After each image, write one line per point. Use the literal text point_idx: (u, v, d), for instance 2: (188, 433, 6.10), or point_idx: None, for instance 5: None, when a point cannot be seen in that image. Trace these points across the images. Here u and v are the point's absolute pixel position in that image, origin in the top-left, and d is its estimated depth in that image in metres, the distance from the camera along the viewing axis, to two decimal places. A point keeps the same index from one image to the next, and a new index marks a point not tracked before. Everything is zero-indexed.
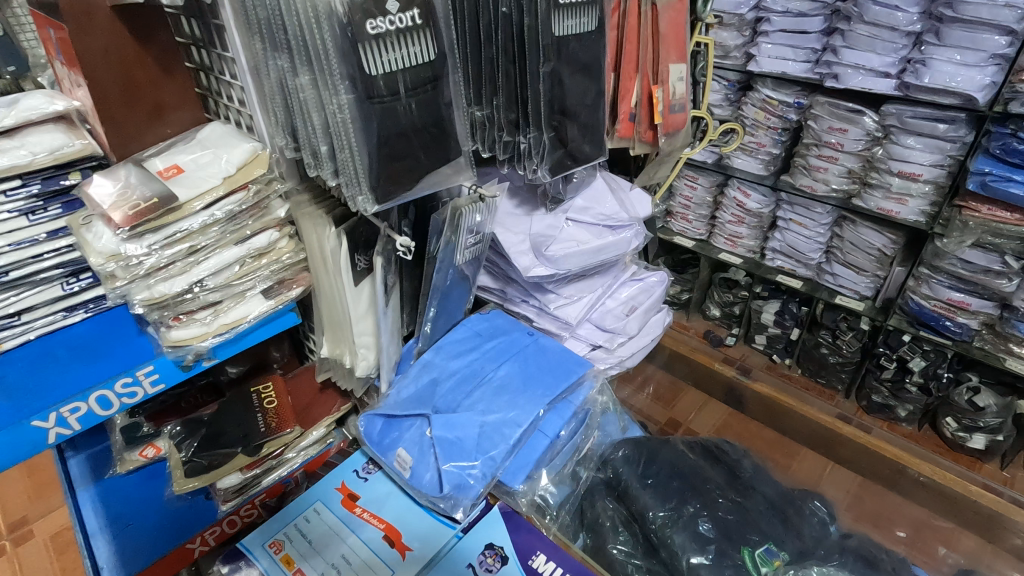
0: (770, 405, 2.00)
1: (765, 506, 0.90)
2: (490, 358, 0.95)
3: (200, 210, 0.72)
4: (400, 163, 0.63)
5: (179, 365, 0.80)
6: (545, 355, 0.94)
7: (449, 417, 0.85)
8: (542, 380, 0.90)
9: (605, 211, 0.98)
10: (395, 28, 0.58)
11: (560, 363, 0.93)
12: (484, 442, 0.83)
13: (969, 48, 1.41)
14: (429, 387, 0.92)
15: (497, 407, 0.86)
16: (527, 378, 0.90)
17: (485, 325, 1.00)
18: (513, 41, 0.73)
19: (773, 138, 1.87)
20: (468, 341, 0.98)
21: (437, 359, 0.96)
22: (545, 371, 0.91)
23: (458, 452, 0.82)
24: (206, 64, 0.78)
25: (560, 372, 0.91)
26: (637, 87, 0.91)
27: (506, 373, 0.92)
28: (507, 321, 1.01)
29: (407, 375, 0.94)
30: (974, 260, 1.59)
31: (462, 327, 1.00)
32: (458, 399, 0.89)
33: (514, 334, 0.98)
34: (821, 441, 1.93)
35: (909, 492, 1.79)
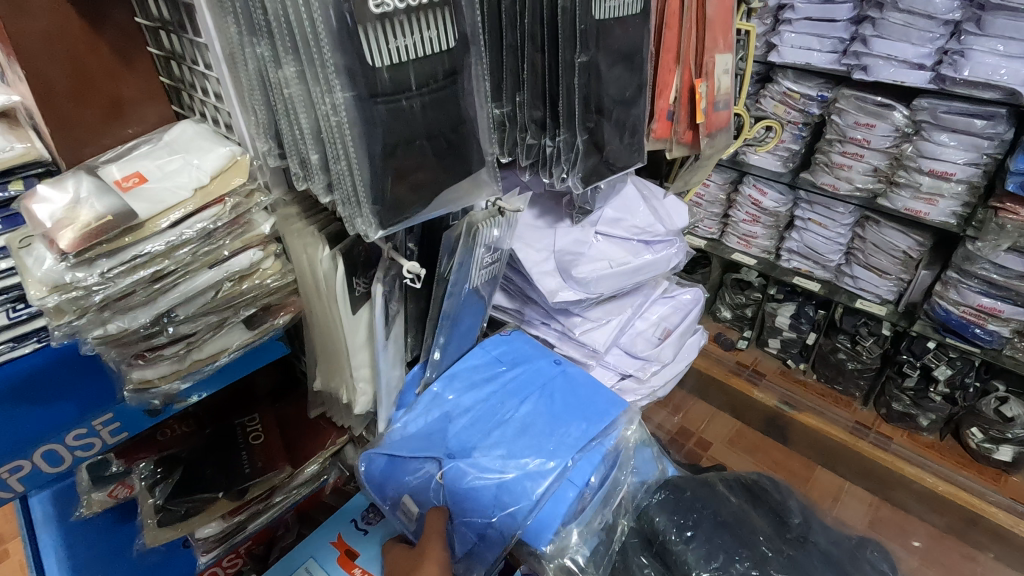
0: (817, 440, 1.84)
1: (819, 561, 0.79)
2: (511, 393, 0.84)
3: (166, 228, 0.59)
4: (411, 177, 0.51)
5: (145, 413, 0.68)
6: (575, 391, 0.83)
7: (463, 464, 0.75)
8: (570, 422, 0.79)
9: (638, 223, 0.88)
10: (405, 7, 0.46)
11: (592, 401, 0.82)
12: (504, 496, 0.72)
13: (1014, 38, 1.29)
14: (441, 422, 0.82)
15: (519, 453, 0.75)
16: (555, 419, 0.80)
17: (504, 348, 0.90)
18: (542, 25, 0.60)
19: (794, 134, 1.75)
20: (484, 370, 0.87)
21: (450, 390, 0.85)
22: (575, 410, 0.81)
23: (473, 507, 0.72)
24: (177, 52, 0.65)
25: (592, 413, 0.80)
26: (677, 81, 0.80)
27: (529, 412, 0.81)
28: (534, 349, 0.90)
29: (416, 405, 0.84)
30: (1010, 265, 1.47)
31: (478, 353, 0.89)
32: (474, 440, 0.78)
33: (538, 362, 0.88)
34: (870, 471, 1.76)
35: (932, 511, 1.69)
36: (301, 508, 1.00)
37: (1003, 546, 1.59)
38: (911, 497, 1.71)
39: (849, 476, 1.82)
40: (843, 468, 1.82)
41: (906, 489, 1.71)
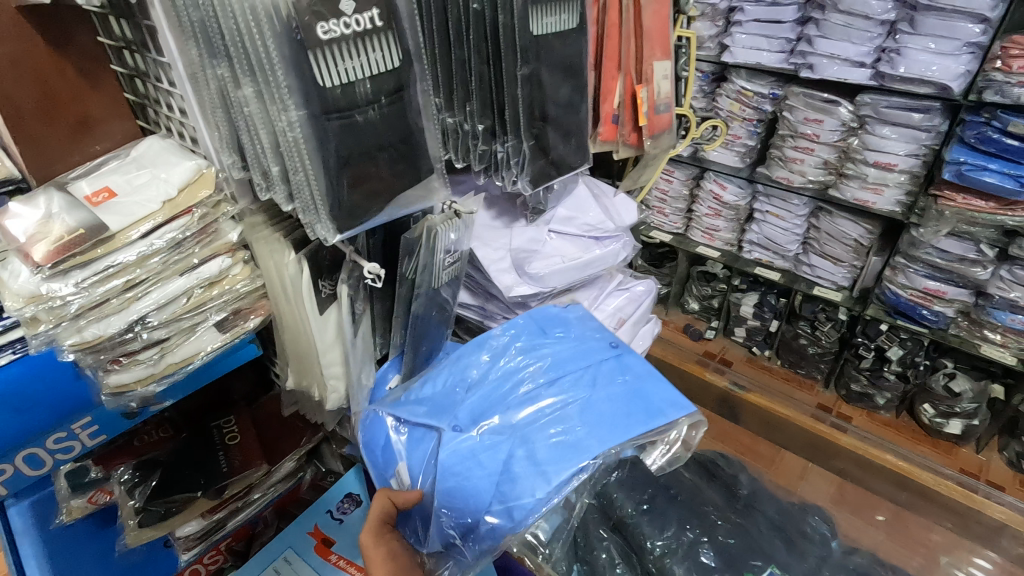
0: (775, 423, 1.94)
1: (767, 526, 0.86)
2: (548, 371, 0.82)
3: (137, 239, 0.63)
4: (368, 184, 0.56)
5: (123, 415, 0.72)
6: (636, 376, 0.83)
7: (475, 446, 0.73)
8: (608, 415, 0.76)
9: (589, 221, 0.93)
10: (351, 32, 0.50)
11: (649, 398, 0.79)
12: (502, 489, 0.70)
13: (944, 36, 1.38)
14: (463, 391, 0.81)
15: (535, 441, 0.73)
16: (588, 409, 0.77)
17: (546, 317, 0.91)
18: (487, 41, 0.66)
19: (749, 130, 1.82)
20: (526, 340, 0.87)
21: (482, 358, 0.85)
22: (617, 405, 0.78)
23: (472, 494, 0.71)
24: (141, 69, 0.69)
25: (648, 410, 0.77)
26: (620, 87, 0.86)
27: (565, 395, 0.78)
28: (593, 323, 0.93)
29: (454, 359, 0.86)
30: (950, 249, 1.58)
31: (523, 321, 0.89)
32: (492, 420, 0.76)
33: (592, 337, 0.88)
34: (820, 448, 1.87)
35: (888, 486, 1.78)
36: (280, 505, 1.04)
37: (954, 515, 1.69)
38: (855, 467, 1.82)
39: (815, 462, 1.90)
40: (804, 450, 1.91)
41: (856, 463, 1.80)
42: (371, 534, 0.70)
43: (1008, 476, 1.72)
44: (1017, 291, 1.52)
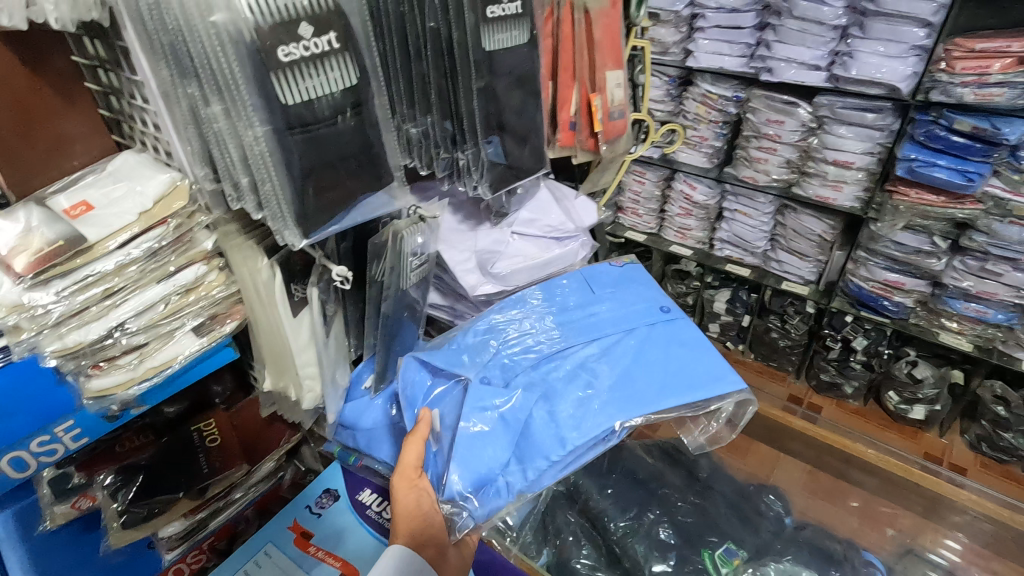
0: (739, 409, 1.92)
1: (723, 505, 0.95)
2: (587, 331, 0.87)
3: (114, 249, 0.66)
4: (331, 192, 0.61)
5: (104, 418, 0.74)
6: (682, 347, 0.85)
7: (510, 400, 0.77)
8: (645, 382, 0.80)
9: (550, 222, 0.98)
10: (309, 54, 0.54)
11: (689, 374, 0.81)
12: (522, 446, 0.74)
13: (891, 40, 1.45)
14: (505, 341, 0.85)
15: (563, 406, 0.77)
16: (626, 373, 0.81)
17: (594, 274, 0.97)
18: (443, 56, 0.71)
19: (715, 132, 1.88)
20: (570, 296, 0.92)
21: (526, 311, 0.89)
22: (652, 376, 0.81)
23: (496, 446, 0.74)
24: (116, 87, 0.72)
25: (684, 386, 0.79)
26: (576, 96, 0.91)
27: (601, 358, 0.83)
28: (645, 284, 0.97)
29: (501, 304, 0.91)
30: (906, 242, 1.65)
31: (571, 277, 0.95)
32: (528, 378, 0.80)
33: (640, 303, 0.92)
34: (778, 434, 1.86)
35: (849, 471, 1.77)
36: (261, 504, 1.08)
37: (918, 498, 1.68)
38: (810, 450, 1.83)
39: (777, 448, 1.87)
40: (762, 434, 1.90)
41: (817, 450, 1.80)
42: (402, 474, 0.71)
43: (970, 458, 1.81)
44: (970, 280, 1.60)
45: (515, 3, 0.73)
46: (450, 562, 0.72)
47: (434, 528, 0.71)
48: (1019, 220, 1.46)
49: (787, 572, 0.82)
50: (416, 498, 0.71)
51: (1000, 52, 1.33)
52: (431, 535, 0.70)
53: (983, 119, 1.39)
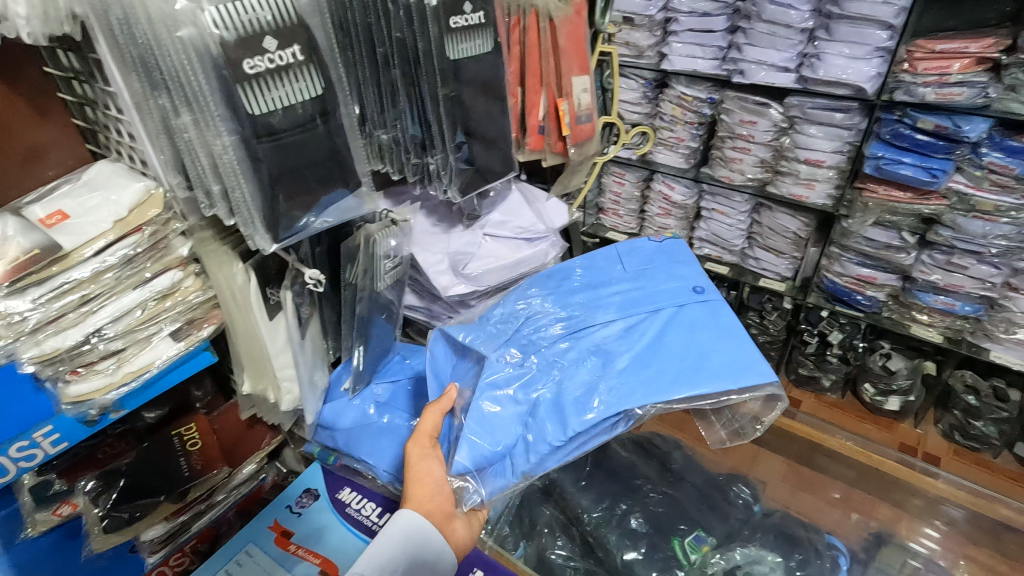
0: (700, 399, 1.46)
1: (694, 494, 0.98)
2: (610, 310, 0.88)
3: (90, 256, 0.67)
4: (298, 198, 0.63)
5: (83, 422, 0.75)
6: (708, 331, 0.83)
7: (526, 378, 0.79)
8: (663, 364, 0.78)
9: (522, 223, 1.02)
10: (274, 66, 0.57)
11: (712, 359, 0.79)
12: (531, 425, 0.74)
13: (856, 42, 1.49)
14: (532, 317, 0.88)
15: (577, 386, 0.77)
16: (645, 354, 0.81)
17: (630, 252, 1.00)
18: (411, 65, 0.73)
19: (691, 133, 1.90)
20: (599, 277, 0.95)
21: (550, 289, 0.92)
22: (673, 359, 0.79)
23: (504, 424, 0.75)
24: (90, 97, 0.73)
25: (705, 370, 0.77)
26: (544, 101, 0.95)
27: (620, 336, 0.84)
28: (680, 267, 0.96)
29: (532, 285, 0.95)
30: (876, 237, 1.68)
31: (602, 257, 0.98)
32: (546, 356, 0.82)
33: (670, 286, 0.91)
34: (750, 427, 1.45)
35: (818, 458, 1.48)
36: (243, 506, 1.09)
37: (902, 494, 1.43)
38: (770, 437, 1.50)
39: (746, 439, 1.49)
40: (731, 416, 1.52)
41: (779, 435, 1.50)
42: (416, 444, 0.77)
43: (944, 447, 1.85)
44: (937, 274, 1.64)
45: (479, 14, 0.77)
46: (457, 531, 0.76)
47: (433, 498, 0.74)
48: (982, 215, 1.49)
49: (752, 557, 0.87)
50: (428, 468, 0.76)
51: (958, 53, 1.37)
52: (438, 506, 0.74)
53: (945, 118, 1.43)
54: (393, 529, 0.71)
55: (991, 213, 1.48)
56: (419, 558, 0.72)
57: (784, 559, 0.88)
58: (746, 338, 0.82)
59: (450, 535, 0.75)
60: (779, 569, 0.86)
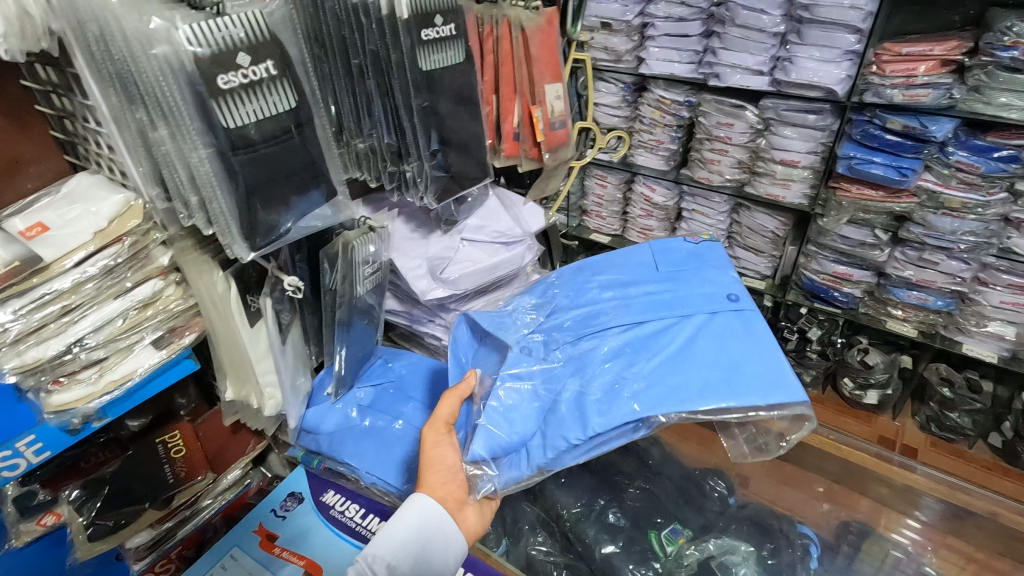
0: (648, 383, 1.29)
1: (670, 488, 1.02)
2: (638, 310, 0.89)
3: (71, 267, 0.69)
4: (274, 207, 0.64)
5: (66, 431, 0.76)
6: (740, 341, 0.81)
7: (550, 372, 0.81)
8: (688, 368, 0.78)
9: (499, 228, 1.05)
10: (247, 81, 0.59)
11: (742, 369, 0.76)
12: (549, 420, 0.76)
13: (825, 45, 1.49)
14: (561, 312, 0.92)
15: (598, 387, 0.78)
16: (671, 357, 0.80)
17: (663, 251, 1.01)
18: (384, 77, 0.76)
19: (671, 135, 1.90)
20: (627, 276, 0.97)
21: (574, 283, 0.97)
22: (702, 366, 0.78)
23: (523, 416, 0.77)
24: (69, 111, 0.75)
25: (734, 382, 0.75)
26: (518, 108, 1.00)
27: (644, 335, 0.85)
28: (716, 272, 0.95)
29: (561, 285, 0.99)
30: (850, 236, 1.72)
31: (633, 255, 1.01)
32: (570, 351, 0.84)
33: (704, 292, 0.90)
34: None
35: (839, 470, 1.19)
36: (229, 511, 1.10)
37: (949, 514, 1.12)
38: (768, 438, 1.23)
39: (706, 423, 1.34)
40: None
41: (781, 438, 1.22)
42: (436, 424, 0.80)
43: (922, 438, 1.87)
44: (910, 269, 1.68)
45: (450, 26, 0.80)
46: (468, 519, 0.78)
47: (445, 485, 0.76)
48: (950, 212, 1.54)
49: (726, 547, 0.91)
50: (441, 455, 0.78)
51: (924, 55, 1.40)
52: (451, 490, 0.77)
53: (913, 118, 1.45)
54: (403, 513, 0.73)
55: (959, 210, 1.52)
56: (431, 541, 0.73)
57: (756, 548, 0.92)
58: (781, 353, 0.79)
59: (461, 522, 0.77)
60: (751, 559, 0.90)
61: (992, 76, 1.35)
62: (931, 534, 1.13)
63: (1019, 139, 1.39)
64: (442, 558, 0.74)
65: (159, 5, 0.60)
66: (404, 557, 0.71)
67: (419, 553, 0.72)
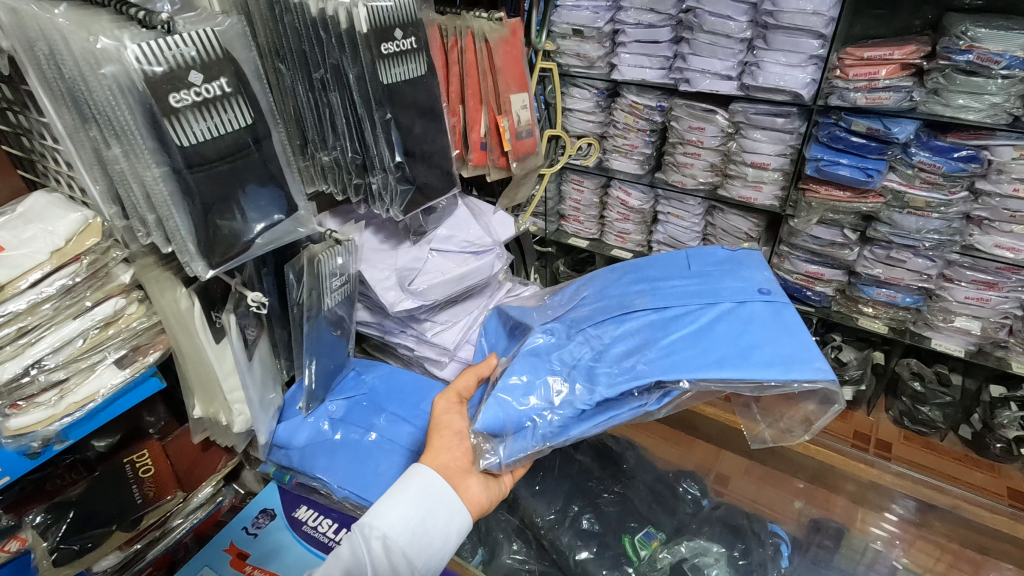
0: None
1: (644, 492, 1.03)
2: (660, 295, 0.89)
3: (26, 288, 0.67)
4: (227, 225, 0.64)
5: (25, 455, 0.74)
6: (763, 328, 0.79)
7: (567, 347, 0.82)
8: (702, 347, 0.77)
9: (468, 238, 1.06)
10: (200, 99, 0.59)
11: (760, 351, 0.75)
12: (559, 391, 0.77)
13: (791, 51, 1.52)
14: (586, 302, 0.93)
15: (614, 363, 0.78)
16: (688, 338, 0.79)
17: (700, 253, 0.99)
18: (347, 91, 0.76)
19: (644, 140, 1.90)
20: (654, 268, 0.97)
21: (599, 281, 0.98)
22: (720, 347, 0.77)
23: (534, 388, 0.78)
24: (24, 127, 0.73)
25: (748, 361, 0.74)
26: (484, 118, 1.05)
27: (663, 317, 0.84)
28: (751, 269, 0.92)
29: (591, 282, 0.99)
30: (822, 236, 1.73)
31: (668, 253, 1.00)
32: (588, 332, 0.85)
33: (734, 285, 0.87)
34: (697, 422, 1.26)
35: (815, 475, 1.22)
36: (200, 529, 1.08)
37: (919, 509, 1.16)
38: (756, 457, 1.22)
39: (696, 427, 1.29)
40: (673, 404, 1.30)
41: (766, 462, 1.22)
42: (449, 392, 0.85)
43: (895, 432, 1.88)
44: (879, 268, 1.70)
45: (411, 39, 0.81)
46: (472, 490, 0.77)
47: (449, 451, 0.78)
48: (915, 211, 1.56)
49: (697, 548, 0.93)
50: (449, 421, 0.81)
51: (884, 59, 1.43)
52: (453, 470, 0.77)
53: (877, 121, 1.48)
54: (402, 488, 0.74)
55: (923, 209, 1.55)
56: (430, 517, 0.73)
57: (728, 549, 0.94)
58: (805, 339, 0.76)
59: (464, 493, 0.77)
60: (723, 560, 0.92)
61: (950, 79, 1.38)
62: (908, 527, 1.15)
63: (976, 139, 1.43)
64: (443, 536, 0.73)
65: (108, 22, 0.59)
66: (402, 530, 0.71)
67: (416, 530, 0.72)
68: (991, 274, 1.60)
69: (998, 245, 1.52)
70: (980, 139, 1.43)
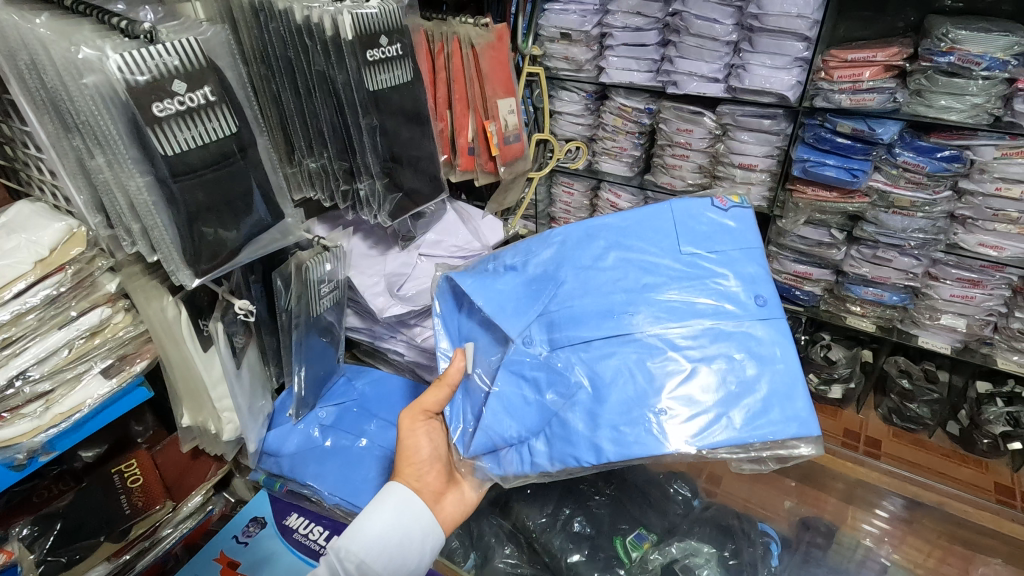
0: None
1: (635, 493, 1.03)
2: (650, 298, 0.77)
3: (9, 299, 0.66)
4: (210, 235, 0.64)
5: (11, 467, 0.72)
6: (763, 364, 0.71)
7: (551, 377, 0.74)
8: (699, 388, 0.70)
9: (456, 242, 1.08)
10: (185, 108, 0.59)
11: (761, 400, 0.69)
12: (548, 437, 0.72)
13: (777, 53, 1.53)
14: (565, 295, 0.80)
15: (607, 407, 0.71)
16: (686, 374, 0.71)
17: (693, 220, 0.82)
18: (333, 97, 0.76)
19: (633, 142, 1.91)
20: (639, 245, 0.82)
21: (576, 258, 0.82)
22: (718, 390, 0.70)
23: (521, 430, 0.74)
24: (6, 135, 0.73)
25: (748, 415, 0.68)
26: (471, 123, 1.06)
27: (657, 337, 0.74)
28: (747, 259, 0.80)
29: (567, 255, 0.83)
30: (809, 236, 1.75)
31: (655, 216, 0.83)
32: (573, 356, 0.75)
33: (731, 290, 0.77)
34: None
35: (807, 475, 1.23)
36: (189, 539, 1.07)
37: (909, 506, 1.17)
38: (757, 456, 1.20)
39: None
40: None
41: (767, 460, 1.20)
42: (415, 411, 0.80)
43: (885, 430, 1.89)
44: (866, 267, 1.72)
45: (396, 46, 0.81)
46: (447, 508, 0.79)
47: (421, 478, 0.78)
48: (900, 210, 1.58)
49: (688, 549, 0.93)
50: (414, 444, 0.79)
51: (868, 61, 1.45)
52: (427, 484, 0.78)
53: (861, 122, 1.49)
54: (377, 508, 0.74)
55: (908, 209, 1.57)
56: (406, 538, 0.74)
57: (718, 549, 0.94)
58: (801, 381, 0.71)
59: (439, 510, 0.78)
60: (713, 560, 0.92)
61: (932, 80, 1.39)
62: (898, 524, 1.16)
63: (959, 139, 1.45)
64: (419, 553, 0.74)
65: (91, 32, 0.59)
66: (377, 552, 0.72)
67: (393, 549, 0.72)
68: (976, 272, 1.62)
69: (982, 243, 1.55)
70: (963, 139, 1.45)
